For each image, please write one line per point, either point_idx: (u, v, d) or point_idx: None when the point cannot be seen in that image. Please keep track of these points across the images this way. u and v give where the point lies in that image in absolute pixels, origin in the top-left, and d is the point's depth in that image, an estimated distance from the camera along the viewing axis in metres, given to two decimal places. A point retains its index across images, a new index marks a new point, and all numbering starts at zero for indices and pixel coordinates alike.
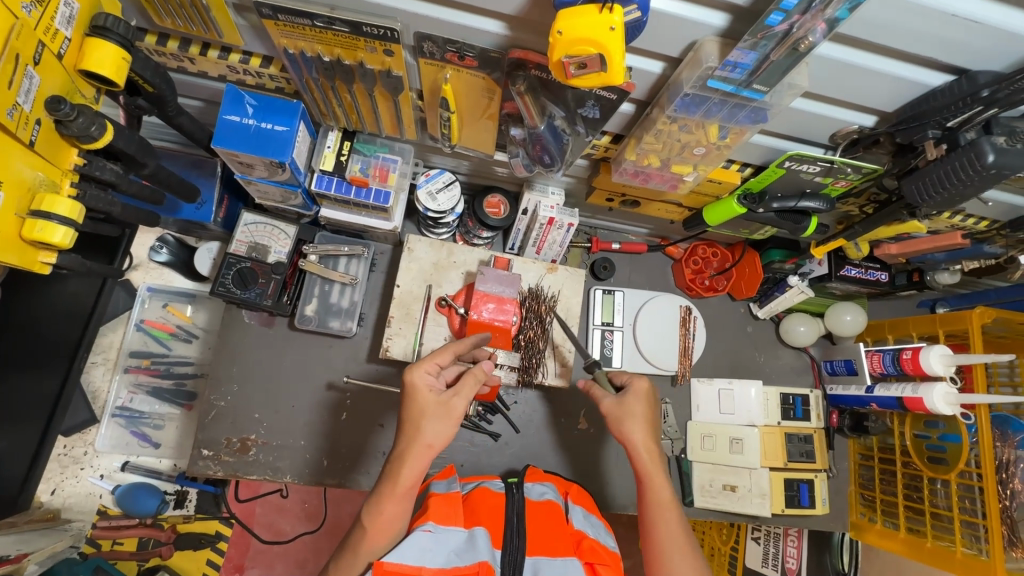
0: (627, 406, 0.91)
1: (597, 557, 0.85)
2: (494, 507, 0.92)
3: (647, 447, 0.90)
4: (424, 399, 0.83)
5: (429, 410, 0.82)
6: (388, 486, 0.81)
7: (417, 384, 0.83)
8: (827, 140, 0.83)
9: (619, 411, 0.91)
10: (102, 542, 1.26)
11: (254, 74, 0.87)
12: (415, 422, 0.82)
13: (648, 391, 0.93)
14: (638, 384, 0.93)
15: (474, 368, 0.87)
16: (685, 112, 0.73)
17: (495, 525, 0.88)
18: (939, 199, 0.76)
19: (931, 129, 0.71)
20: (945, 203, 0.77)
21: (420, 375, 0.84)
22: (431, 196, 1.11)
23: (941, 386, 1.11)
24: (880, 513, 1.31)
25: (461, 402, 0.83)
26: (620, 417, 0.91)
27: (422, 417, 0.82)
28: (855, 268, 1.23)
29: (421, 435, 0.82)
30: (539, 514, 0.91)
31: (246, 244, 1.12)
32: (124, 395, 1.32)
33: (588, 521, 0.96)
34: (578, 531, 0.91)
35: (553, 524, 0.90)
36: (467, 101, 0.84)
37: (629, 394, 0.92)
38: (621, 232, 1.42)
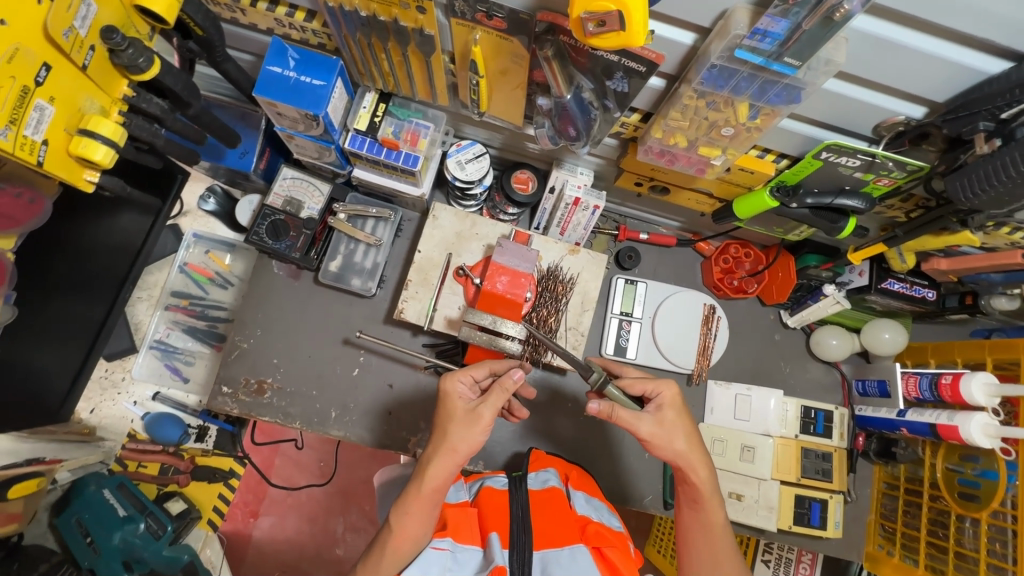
0: (669, 425, 0.89)
1: (604, 540, 0.84)
2: (501, 508, 0.91)
3: (703, 465, 0.90)
4: (454, 405, 0.89)
5: (456, 416, 0.88)
6: (415, 489, 0.86)
7: (451, 391, 0.90)
8: (870, 133, 0.79)
9: (668, 429, 0.89)
10: (128, 462, 1.35)
11: (299, 29, 0.91)
12: (443, 428, 0.88)
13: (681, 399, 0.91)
14: (667, 396, 0.90)
15: (502, 379, 0.89)
16: (712, 87, 0.70)
17: (503, 528, 0.87)
18: (986, 197, 0.69)
19: (982, 122, 0.65)
20: (992, 204, 0.71)
21: (452, 382, 0.90)
22: (460, 165, 1.15)
23: (980, 416, 1.04)
24: (898, 547, 1.22)
25: (487, 411, 0.87)
26: (669, 438, 0.88)
27: (450, 424, 0.87)
28: (899, 282, 1.18)
29: (447, 440, 0.87)
30: (544, 504, 0.91)
31: (283, 198, 1.19)
32: (162, 330, 1.41)
33: (590, 503, 0.97)
34: (582, 517, 0.90)
35: (558, 512, 0.90)
36: (498, 67, 0.85)
37: (670, 411, 0.89)
38: (652, 223, 1.38)
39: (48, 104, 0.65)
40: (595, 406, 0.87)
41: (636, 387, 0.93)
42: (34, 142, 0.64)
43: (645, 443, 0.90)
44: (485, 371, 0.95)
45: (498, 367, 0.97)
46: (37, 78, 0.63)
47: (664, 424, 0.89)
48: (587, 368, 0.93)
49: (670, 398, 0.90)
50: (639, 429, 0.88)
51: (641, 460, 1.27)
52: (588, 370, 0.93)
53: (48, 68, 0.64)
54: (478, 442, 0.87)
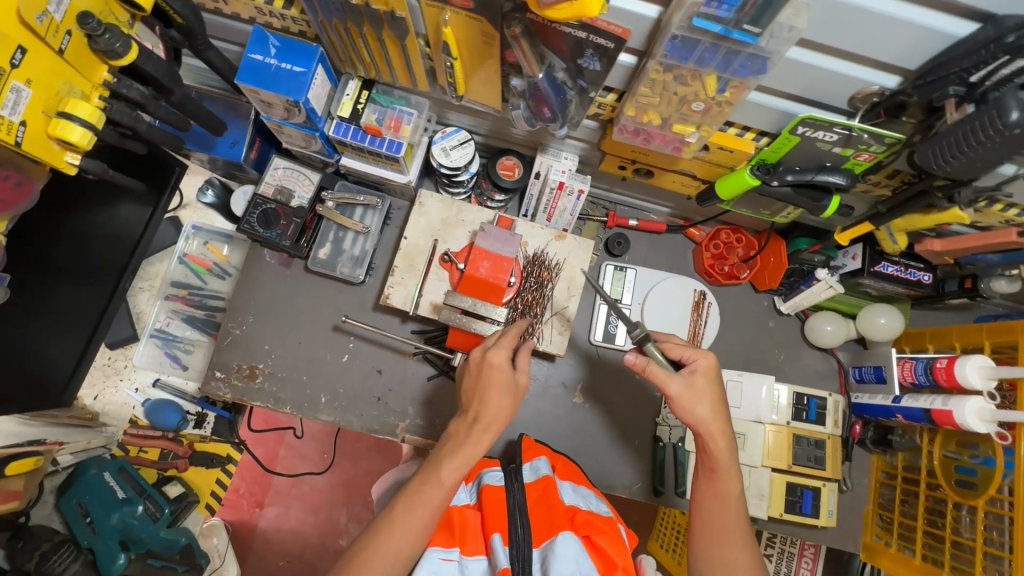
0: (696, 388, 0.92)
1: (593, 528, 0.85)
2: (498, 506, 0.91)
3: (722, 432, 0.92)
4: (495, 373, 0.93)
5: (496, 385, 0.92)
6: (458, 446, 0.89)
7: (492, 360, 0.94)
8: (846, 106, 0.77)
9: (690, 396, 0.91)
10: (129, 447, 1.39)
11: (279, 17, 0.93)
12: (486, 394, 0.92)
13: (715, 371, 0.94)
14: (702, 363, 0.93)
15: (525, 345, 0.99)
16: (676, 59, 0.70)
17: (502, 527, 0.87)
18: (956, 164, 0.66)
19: (952, 86, 0.63)
20: (963, 172, 0.68)
21: (493, 351, 0.94)
22: (445, 152, 1.16)
23: (975, 400, 1.01)
24: (895, 537, 1.20)
25: (524, 377, 0.95)
26: (693, 402, 0.91)
27: (495, 390, 0.92)
28: (893, 265, 1.15)
29: (494, 405, 0.91)
30: (539, 500, 0.92)
31: (273, 187, 1.22)
32: (162, 319, 1.44)
33: (579, 492, 0.98)
34: (571, 506, 0.91)
35: (549, 502, 0.91)
36: (470, 49, 0.86)
37: (700, 381, 0.92)
38: (642, 210, 1.37)
39: (25, 86, 0.67)
40: (631, 357, 0.94)
41: (675, 352, 0.96)
42: (12, 123, 0.67)
43: (670, 402, 0.92)
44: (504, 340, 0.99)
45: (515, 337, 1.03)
46: (12, 61, 0.65)
47: (692, 385, 0.92)
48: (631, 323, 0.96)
49: (704, 370, 0.93)
50: (667, 386, 0.91)
51: (629, 446, 1.26)
52: (632, 325, 0.95)
53: (24, 51, 0.66)
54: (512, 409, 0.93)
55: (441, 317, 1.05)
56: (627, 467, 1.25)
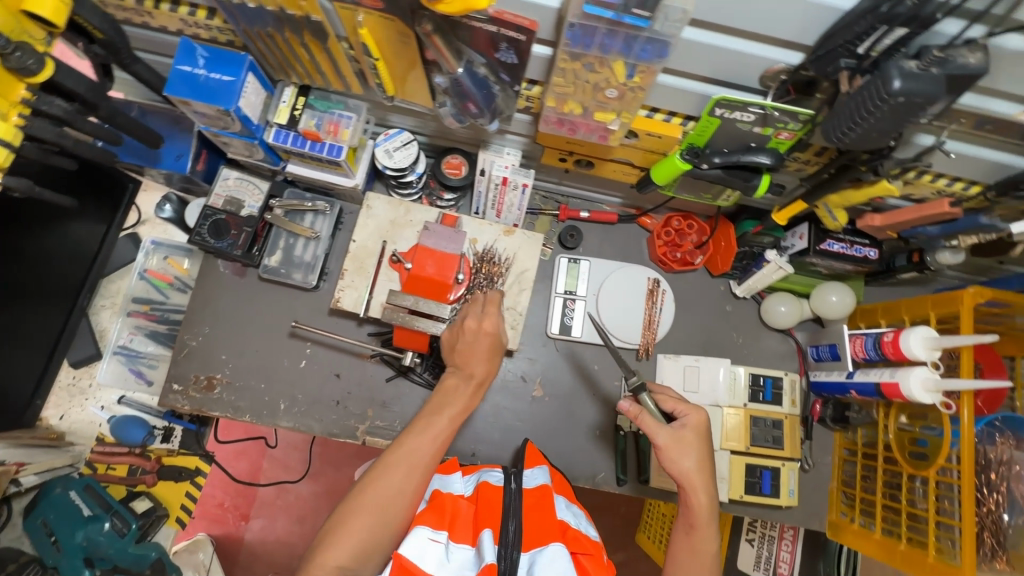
0: (684, 441, 0.94)
1: (580, 546, 0.85)
2: (491, 505, 0.89)
3: (705, 488, 0.94)
4: (481, 337, 1.01)
5: (480, 347, 1.01)
6: (446, 402, 0.96)
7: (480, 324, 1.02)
8: (758, 85, 0.78)
9: (677, 450, 0.94)
10: (97, 465, 1.41)
11: (205, 27, 0.94)
12: (473, 355, 1.00)
13: (704, 428, 0.97)
14: (693, 419, 0.96)
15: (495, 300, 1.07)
16: (580, 47, 0.71)
17: (493, 523, 0.85)
18: (854, 136, 0.67)
19: (843, 59, 0.65)
20: (862, 143, 0.69)
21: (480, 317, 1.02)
22: (389, 154, 1.17)
23: (919, 371, 1.02)
24: (857, 512, 1.20)
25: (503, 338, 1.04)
26: (680, 455, 0.94)
27: (480, 352, 1.00)
28: (838, 243, 1.15)
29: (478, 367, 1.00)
30: (537, 502, 0.89)
31: (223, 198, 1.23)
32: (125, 335, 1.44)
33: (572, 510, 0.96)
34: (562, 520, 0.90)
35: (548, 508, 0.87)
36: (391, 49, 0.87)
37: (689, 436, 0.95)
38: (594, 202, 1.38)
39: None
40: (626, 405, 0.98)
41: (668, 404, 1.00)
42: None
43: (658, 452, 0.95)
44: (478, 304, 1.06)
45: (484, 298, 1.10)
46: None
47: (680, 439, 0.94)
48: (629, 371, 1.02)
49: (694, 425, 0.95)
50: (656, 435, 0.94)
51: (591, 437, 1.26)
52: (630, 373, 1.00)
53: None
54: (492, 367, 1.02)
55: (384, 317, 1.05)
56: (590, 457, 1.25)
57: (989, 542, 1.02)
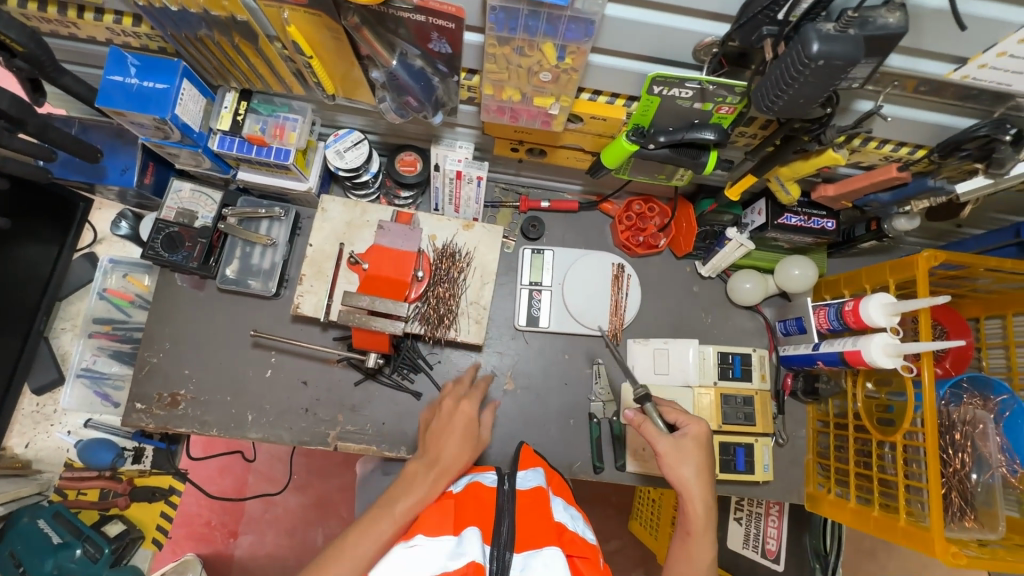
0: (683, 449, 0.95)
1: (575, 548, 0.81)
2: (482, 504, 0.83)
3: (702, 496, 0.92)
4: (458, 422, 0.94)
5: (459, 429, 0.93)
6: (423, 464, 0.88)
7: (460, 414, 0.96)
8: (692, 59, 0.78)
9: (676, 457, 0.94)
10: (67, 492, 1.40)
11: (134, 35, 0.92)
12: (444, 437, 0.91)
13: (705, 440, 0.97)
14: (694, 429, 0.98)
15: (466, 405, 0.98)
16: (506, 30, 0.70)
17: (483, 522, 0.79)
18: (780, 104, 0.68)
19: (765, 26, 0.64)
20: (788, 112, 0.70)
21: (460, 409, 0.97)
22: (340, 154, 1.14)
23: (879, 336, 1.02)
24: (832, 482, 1.21)
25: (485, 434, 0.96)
26: (679, 462, 0.94)
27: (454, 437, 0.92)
28: (795, 216, 1.15)
29: (451, 447, 0.90)
30: (531, 500, 0.84)
31: (175, 210, 1.20)
32: (88, 357, 1.42)
33: (568, 512, 0.92)
34: (560, 522, 0.85)
35: (543, 510, 0.82)
36: (323, 45, 0.85)
37: (689, 445, 0.95)
38: (554, 191, 1.37)
39: None
40: (630, 413, 1.02)
41: (672, 416, 1.02)
42: None
43: (658, 459, 0.96)
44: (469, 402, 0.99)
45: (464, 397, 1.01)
46: None
47: (680, 448, 0.95)
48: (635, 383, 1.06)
49: (694, 436, 0.97)
50: (654, 441, 0.96)
51: (565, 427, 1.26)
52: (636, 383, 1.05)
53: None
54: (462, 457, 0.90)
55: (340, 318, 1.04)
56: (565, 448, 1.25)
57: (958, 502, 1.03)
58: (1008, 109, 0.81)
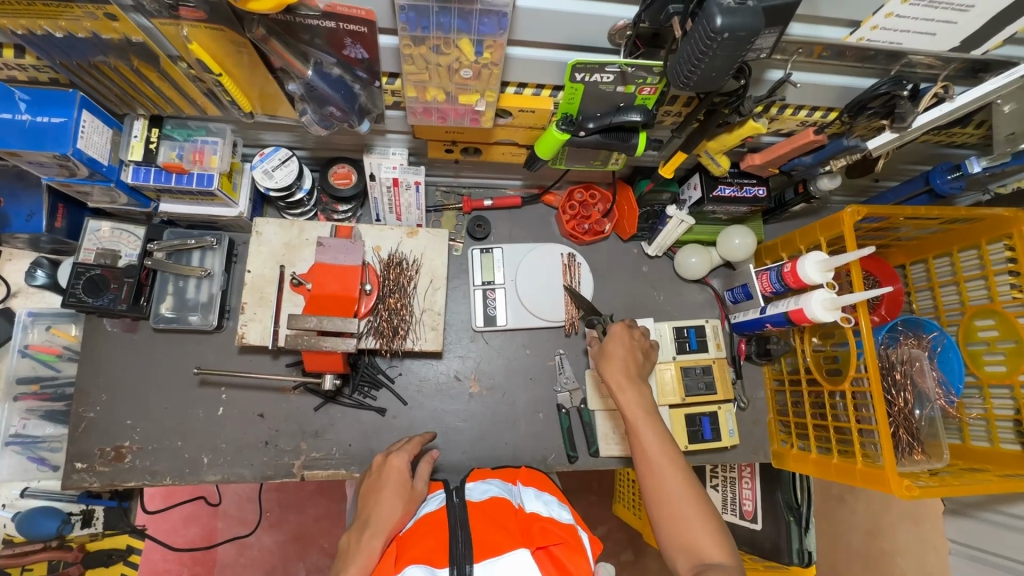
0: (606, 352, 1.10)
1: (550, 538, 0.82)
2: (436, 526, 0.85)
3: (623, 382, 1.04)
4: (390, 476, 0.98)
5: (391, 486, 0.96)
6: (358, 531, 0.88)
7: (392, 468, 0.99)
8: (609, 44, 0.79)
9: (603, 357, 1.09)
10: (10, 569, 1.28)
11: (19, 68, 0.85)
12: (377, 495, 0.94)
13: (627, 343, 1.10)
14: (618, 335, 1.11)
15: (391, 458, 1.01)
16: (419, 30, 0.69)
17: (438, 546, 0.80)
18: (695, 79, 0.70)
19: (671, 5, 0.66)
20: (705, 85, 0.72)
21: (390, 462, 1.00)
22: (268, 174, 1.09)
23: (818, 292, 1.07)
24: (794, 437, 1.25)
25: (421, 482, 0.99)
26: (604, 362, 1.08)
27: (388, 491, 0.95)
28: (729, 187, 1.19)
29: (382, 502, 0.93)
30: (483, 512, 0.87)
31: (94, 251, 1.12)
32: (16, 422, 1.29)
33: (541, 498, 0.94)
34: (530, 515, 0.88)
35: (495, 520, 0.85)
36: (231, 61, 0.81)
37: (612, 345, 1.10)
38: (497, 188, 1.36)
39: None
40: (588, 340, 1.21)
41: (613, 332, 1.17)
42: None
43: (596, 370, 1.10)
44: (404, 454, 1.03)
45: (408, 447, 1.06)
46: None
47: (603, 352, 1.10)
48: (592, 313, 1.24)
49: (617, 337, 1.11)
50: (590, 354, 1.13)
51: (536, 421, 1.25)
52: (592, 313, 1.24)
53: None
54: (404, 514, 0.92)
55: (287, 343, 0.99)
56: (538, 441, 1.24)
57: (906, 438, 1.09)
58: (903, 66, 0.87)
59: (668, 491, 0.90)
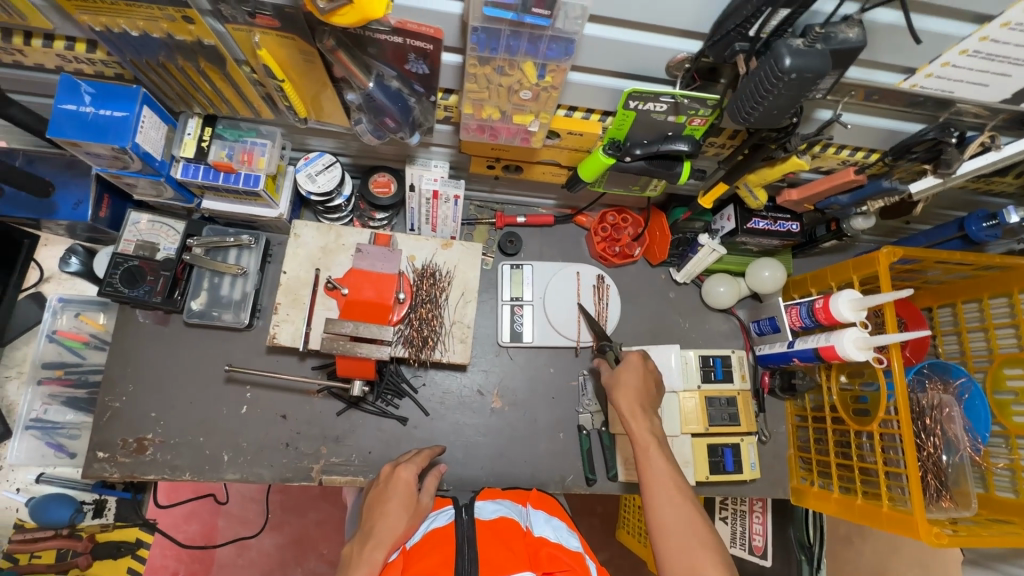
0: (619, 380, 1.09)
1: (556, 564, 0.81)
2: (442, 542, 0.85)
3: (635, 410, 1.03)
4: (397, 488, 0.97)
5: (397, 498, 0.95)
6: (362, 541, 0.87)
7: (400, 480, 0.98)
8: (665, 75, 0.80)
9: (615, 384, 1.09)
10: (19, 556, 1.31)
11: (88, 62, 0.87)
12: (383, 506, 0.93)
13: (642, 373, 1.10)
14: (632, 364, 1.11)
15: (399, 471, 1.01)
16: (487, 51, 0.71)
17: (444, 562, 0.80)
18: (757, 115, 0.71)
19: (737, 43, 0.67)
20: (767, 121, 0.73)
21: (398, 474, 0.99)
22: (311, 178, 1.11)
23: (851, 331, 1.07)
24: (815, 475, 1.24)
25: (427, 497, 0.98)
26: (617, 390, 1.08)
27: (394, 503, 0.93)
28: (763, 220, 1.20)
29: (388, 513, 0.92)
30: (491, 531, 0.86)
31: (134, 243, 1.14)
32: (37, 408, 1.31)
33: (550, 524, 0.93)
34: (538, 539, 0.87)
35: (504, 540, 0.85)
36: (295, 68, 0.84)
37: (626, 372, 1.09)
38: (530, 206, 1.38)
39: None
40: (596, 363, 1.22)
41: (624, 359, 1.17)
42: None
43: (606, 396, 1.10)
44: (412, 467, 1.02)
45: (416, 462, 1.05)
46: None
47: (616, 379, 1.09)
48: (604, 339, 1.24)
49: (631, 365, 1.10)
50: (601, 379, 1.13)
51: (556, 440, 1.25)
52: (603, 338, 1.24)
53: None
54: (409, 528, 0.90)
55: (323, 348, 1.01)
56: (558, 461, 1.24)
57: (935, 484, 1.08)
58: (951, 114, 0.88)
59: (673, 519, 0.88)
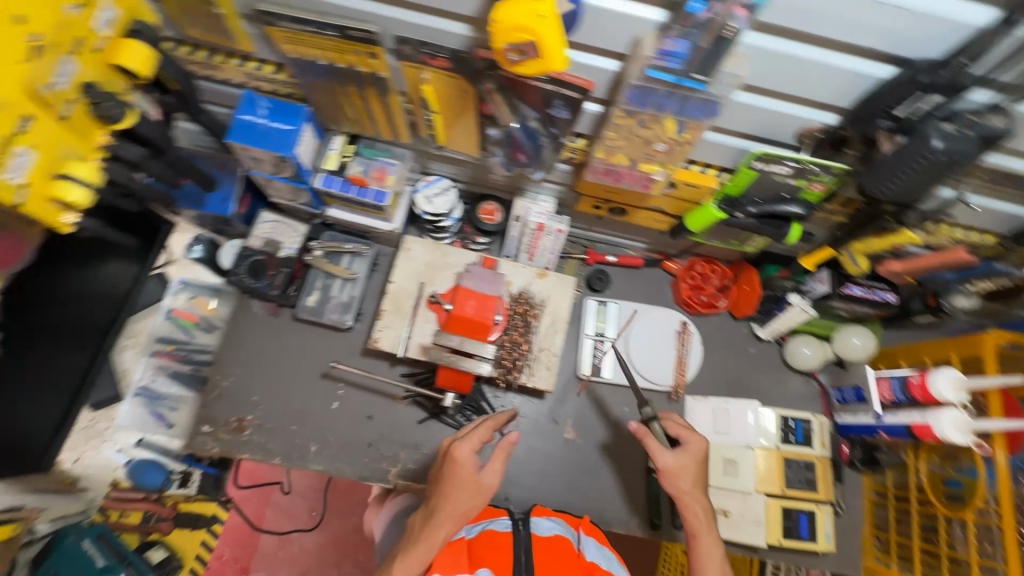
0: (684, 464, 0.98)
1: None
2: (500, 545, 0.88)
3: (694, 497, 0.97)
4: (457, 471, 0.90)
5: (456, 483, 0.89)
6: (422, 520, 0.89)
7: (460, 460, 0.90)
8: (793, 141, 0.85)
9: (676, 473, 0.97)
10: (110, 513, 1.41)
11: (269, 80, 1.01)
12: (444, 490, 0.89)
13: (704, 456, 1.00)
14: (695, 446, 1.00)
15: (459, 449, 0.91)
16: (636, 106, 0.78)
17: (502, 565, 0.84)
18: (897, 189, 0.75)
19: (880, 119, 0.73)
20: (904, 194, 0.76)
21: (459, 450, 0.91)
22: (429, 199, 1.20)
23: (950, 412, 1.03)
24: (893, 557, 1.19)
25: (491, 476, 0.90)
26: (678, 478, 0.97)
27: (454, 489, 0.89)
28: (859, 287, 1.18)
29: (447, 500, 0.88)
30: (548, 547, 0.89)
31: (263, 240, 1.26)
32: (147, 376, 1.46)
33: (601, 552, 0.94)
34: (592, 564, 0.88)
35: (561, 556, 0.87)
36: (448, 103, 0.93)
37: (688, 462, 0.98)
38: (620, 246, 1.43)
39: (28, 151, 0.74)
40: (632, 426, 1.02)
41: (674, 429, 1.03)
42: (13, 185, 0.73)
43: (660, 472, 0.99)
44: (477, 441, 0.93)
45: (484, 431, 0.95)
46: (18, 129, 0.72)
47: (680, 462, 0.98)
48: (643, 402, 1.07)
49: (693, 451, 0.99)
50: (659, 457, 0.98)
51: (625, 480, 1.25)
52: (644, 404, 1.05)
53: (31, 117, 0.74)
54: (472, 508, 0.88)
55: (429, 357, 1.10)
56: (625, 501, 1.24)
57: None
58: None
59: None
